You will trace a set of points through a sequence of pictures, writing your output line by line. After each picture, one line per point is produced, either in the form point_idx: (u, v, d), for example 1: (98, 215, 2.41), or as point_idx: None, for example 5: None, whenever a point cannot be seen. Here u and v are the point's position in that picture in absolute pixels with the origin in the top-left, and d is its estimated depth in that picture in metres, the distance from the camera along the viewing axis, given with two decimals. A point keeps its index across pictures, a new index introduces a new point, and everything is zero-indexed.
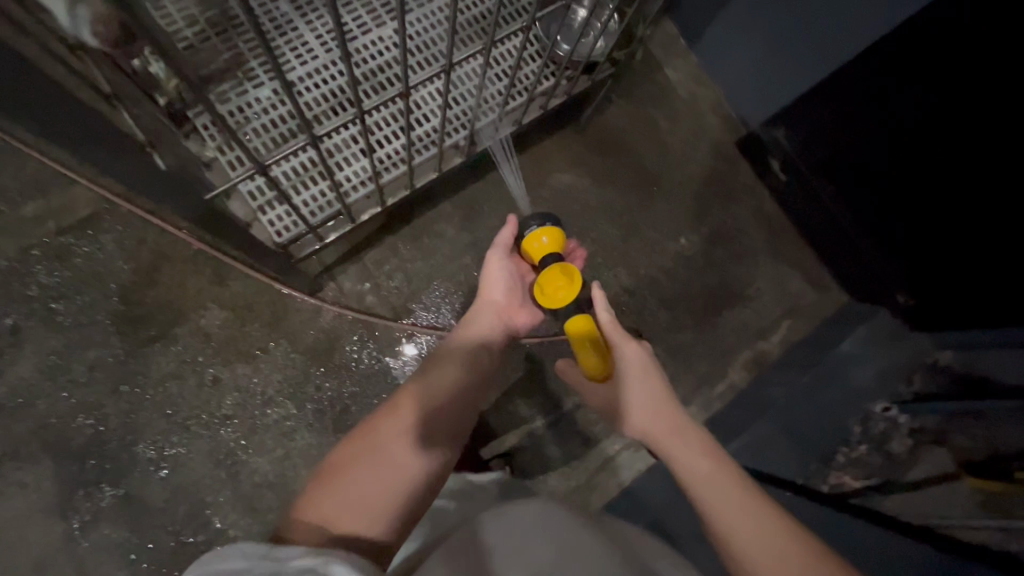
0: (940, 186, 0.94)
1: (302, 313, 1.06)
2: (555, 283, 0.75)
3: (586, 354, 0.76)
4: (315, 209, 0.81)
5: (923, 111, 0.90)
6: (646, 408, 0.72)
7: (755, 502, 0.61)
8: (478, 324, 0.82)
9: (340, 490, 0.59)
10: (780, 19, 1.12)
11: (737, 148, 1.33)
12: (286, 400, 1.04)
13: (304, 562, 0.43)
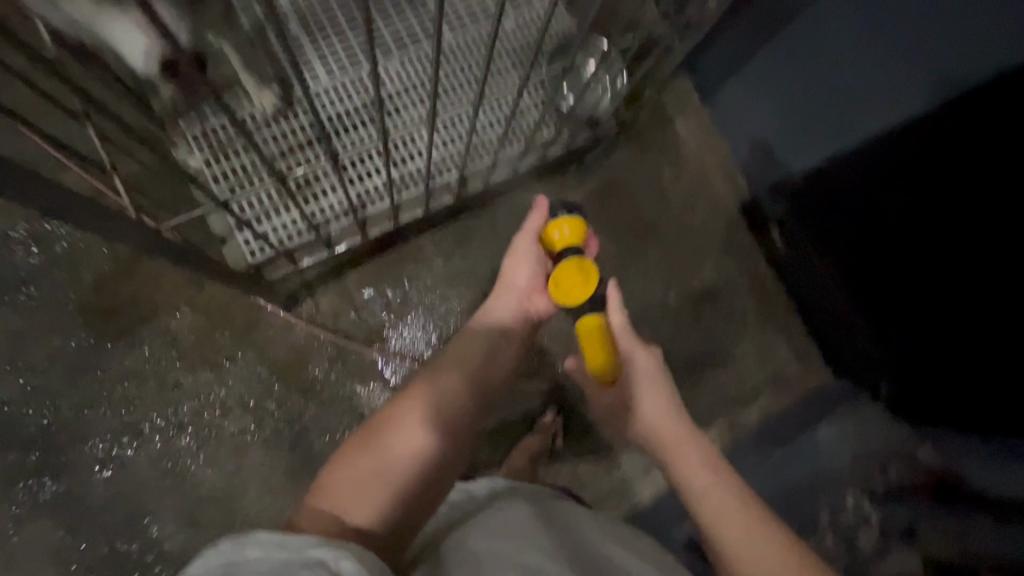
0: (938, 289, 0.91)
1: (275, 326, 1.05)
2: (572, 279, 0.73)
3: (596, 354, 0.73)
4: (293, 233, 0.80)
5: (927, 210, 0.88)
6: (657, 416, 0.69)
7: (751, 528, 0.57)
8: (497, 313, 0.80)
9: (341, 478, 0.61)
10: (791, 94, 1.10)
11: (739, 210, 1.31)
12: (244, 413, 1.02)
13: (316, 555, 0.46)
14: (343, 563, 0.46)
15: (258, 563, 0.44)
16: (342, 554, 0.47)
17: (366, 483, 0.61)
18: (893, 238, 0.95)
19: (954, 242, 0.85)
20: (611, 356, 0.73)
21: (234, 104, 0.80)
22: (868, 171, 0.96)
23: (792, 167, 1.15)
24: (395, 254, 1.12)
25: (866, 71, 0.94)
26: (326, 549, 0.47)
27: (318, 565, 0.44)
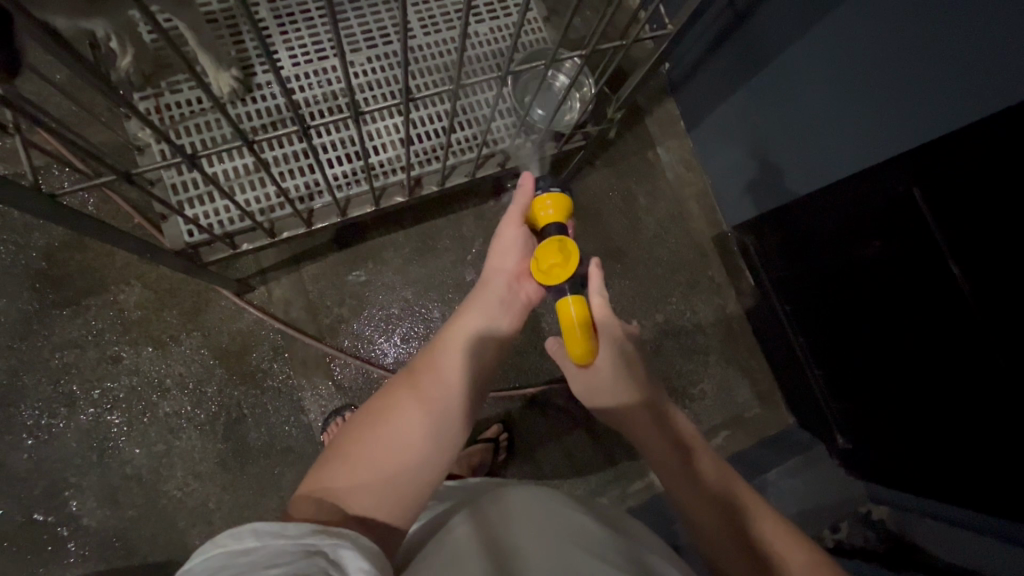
0: (897, 339, 0.89)
1: (224, 310, 1.04)
2: (551, 258, 0.68)
3: (578, 338, 0.67)
4: (233, 217, 0.80)
5: (885, 259, 0.87)
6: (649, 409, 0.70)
7: (751, 511, 0.61)
8: (483, 304, 0.75)
9: (335, 468, 0.58)
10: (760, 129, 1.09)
11: (714, 242, 1.29)
12: (182, 395, 1.01)
13: (315, 544, 0.43)
14: (343, 551, 0.44)
15: (262, 554, 0.42)
16: (341, 541, 0.45)
17: (368, 476, 0.57)
18: (857, 289, 0.94)
19: (918, 301, 0.83)
20: (588, 343, 0.68)
21: (191, 83, 0.80)
22: (833, 217, 0.95)
23: (764, 204, 1.14)
24: (356, 251, 1.11)
25: (830, 118, 0.92)
26: (325, 537, 0.45)
27: (317, 553, 0.42)
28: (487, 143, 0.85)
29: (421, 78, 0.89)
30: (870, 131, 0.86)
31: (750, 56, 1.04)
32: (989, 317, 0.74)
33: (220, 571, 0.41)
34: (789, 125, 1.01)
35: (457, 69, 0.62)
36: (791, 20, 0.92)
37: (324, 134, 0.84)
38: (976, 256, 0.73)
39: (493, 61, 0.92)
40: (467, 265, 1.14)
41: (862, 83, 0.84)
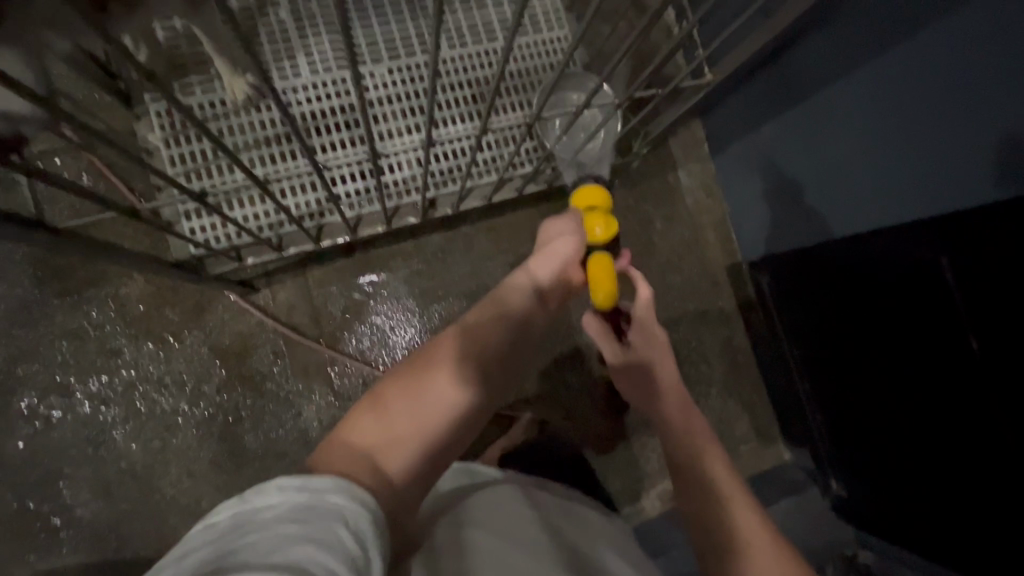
0: (900, 397, 0.88)
1: (227, 310, 1.02)
2: (596, 220, 0.81)
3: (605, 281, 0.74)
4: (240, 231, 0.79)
5: (899, 319, 0.85)
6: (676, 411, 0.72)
7: (728, 491, 0.65)
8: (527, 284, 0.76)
9: (376, 420, 0.58)
10: (786, 167, 1.05)
11: (728, 272, 1.27)
12: (179, 393, 1.00)
13: (338, 505, 0.46)
14: (360, 520, 0.46)
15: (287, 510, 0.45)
16: (363, 509, 0.47)
17: (408, 432, 0.58)
18: (871, 340, 0.91)
19: (932, 367, 0.81)
20: (612, 291, 0.74)
21: (205, 86, 0.78)
22: (847, 269, 0.92)
23: (782, 242, 1.11)
24: (364, 259, 1.09)
25: (862, 169, 0.89)
26: (348, 500, 0.47)
27: (338, 519, 0.45)
28: (505, 170, 0.83)
29: (442, 95, 0.86)
30: (902, 188, 0.82)
31: (785, 91, 0.99)
32: (1002, 388, 0.72)
33: (243, 524, 0.45)
34: (816, 168, 0.98)
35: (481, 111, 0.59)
36: (832, 62, 0.87)
37: (337, 148, 0.81)
38: (995, 331, 0.71)
39: (517, 81, 0.89)
40: (475, 280, 1.13)
41: (900, 139, 0.81)
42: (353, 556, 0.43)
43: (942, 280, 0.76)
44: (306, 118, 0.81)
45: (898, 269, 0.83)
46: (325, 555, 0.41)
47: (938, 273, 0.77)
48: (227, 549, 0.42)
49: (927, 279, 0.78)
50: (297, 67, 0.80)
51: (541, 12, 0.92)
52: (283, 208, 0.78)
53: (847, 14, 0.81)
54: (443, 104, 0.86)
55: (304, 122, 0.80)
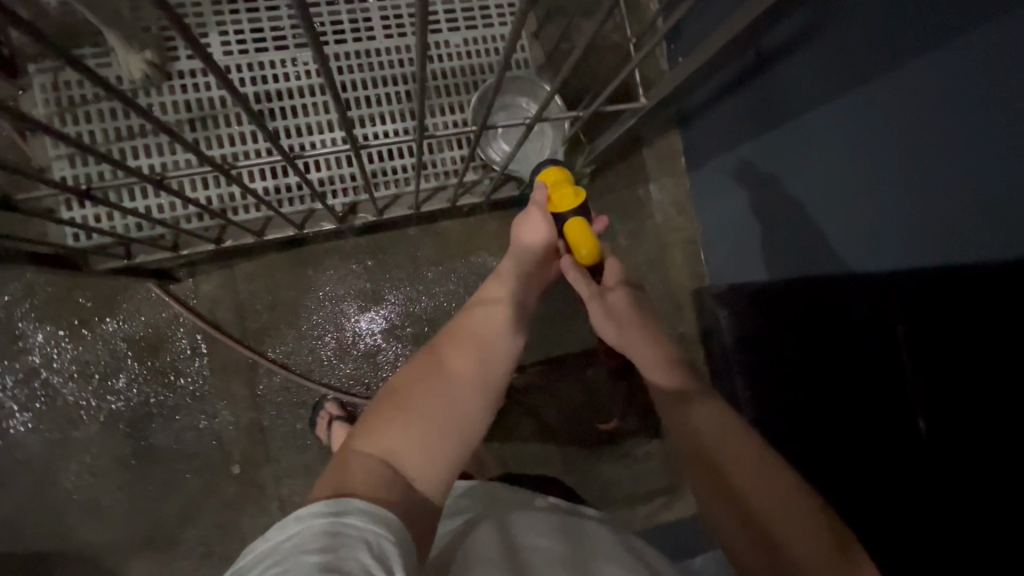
0: (845, 460, 0.81)
1: (142, 300, 0.96)
2: (564, 198, 0.74)
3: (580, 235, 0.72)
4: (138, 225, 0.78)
5: (852, 377, 0.78)
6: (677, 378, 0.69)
7: (775, 481, 0.58)
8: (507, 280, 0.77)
9: (390, 420, 0.61)
10: (756, 198, 0.95)
11: (692, 297, 1.18)
12: (87, 384, 0.94)
13: (359, 528, 0.46)
14: (383, 543, 0.46)
15: (307, 534, 0.45)
16: (382, 532, 0.47)
17: (420, 428, 0.61)
18: (823, 401, 0.84)
19: (881, 440, 0.75)
20: (595, 246, 0.72)
21: (100, 60, 0.74)
22: (804, 316, 0.86)
23: (749, 275, 1.02)
24: (298, 255, 1.01)
25: (804, 207, 0.84)
26: (368, 523, 0.47)
27: (361, 541, 0.45)
28: (422, 179, 0.78)
29: (368, 91, 0.81)
30: (837, 233, 0.78)
31: (757, 115, 0.88)
32: (943, 469, 0.66)
33: (267, 557, 0.44)
34: (781, 201, 0.88)
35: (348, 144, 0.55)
36: (807, 87, 0.76)
37: (250, 141, 0.78)
38: (947, 412, 0.64)
39: (451, 81, 0.85)
40: (414, 285, 1.05)
41: (840, 182, 0.75)
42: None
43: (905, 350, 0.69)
44: (209, 107, 0.77)
45: (862, 331, 0.75)
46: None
47: (903, 342, 0.69)
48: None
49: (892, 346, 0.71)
50: (210, 49, 0.78)
51: (490, 5, 0.86)
52: (182, 203, 0.76)
53: (827, 33, 0.69)
54: (367, 101, 0.82)
55: (213, 108, 0.77)
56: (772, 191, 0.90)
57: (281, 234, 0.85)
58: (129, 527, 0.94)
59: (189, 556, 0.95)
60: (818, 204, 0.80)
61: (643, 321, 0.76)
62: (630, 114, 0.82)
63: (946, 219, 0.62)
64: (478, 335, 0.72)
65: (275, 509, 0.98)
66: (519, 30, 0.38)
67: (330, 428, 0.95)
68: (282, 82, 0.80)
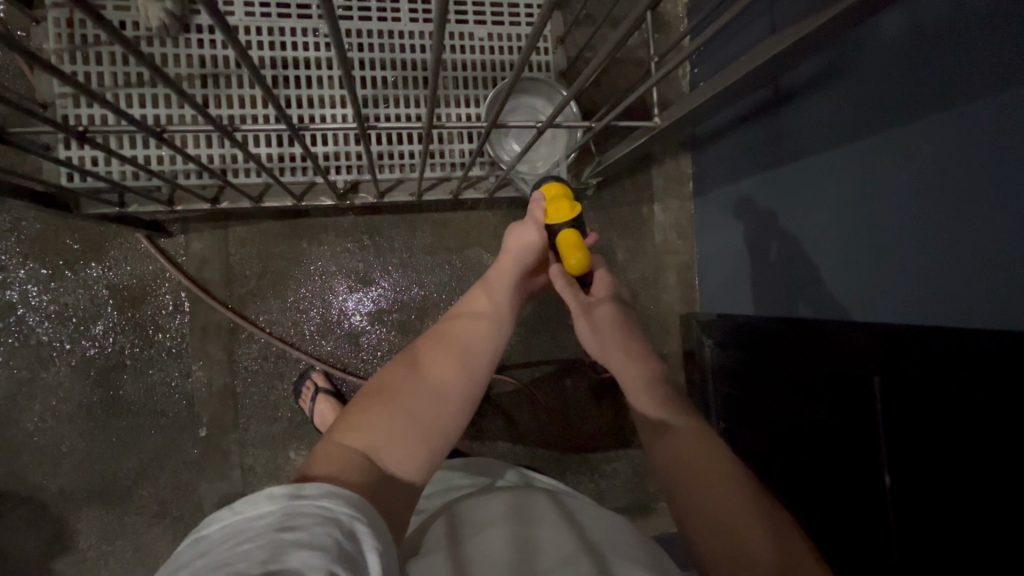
0: (805, 503, 0.83)
1: (130, 250, 0.95)
2: (562, 208, 0.72)
3: (572, 249, 0.71)
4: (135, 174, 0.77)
5: (819, 426, 0.79)
6: (656, 391, 0.71)
7: (735, 489, 0.59)
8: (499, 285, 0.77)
9: (375, 416, 0.62)
10: (750, 233, 0.96)
11: (680, 321, 1.17)
12: (62, 327, 0.93)
13: (331, 510, 0.45)
14: (356, 524, 0.45)
15: (278, 515, 0.43)
16: (356, 513, 0.47)
17: (404, 425, 0.62)
18: (789, 446, 0.85)
19: (842, 489, 0.76)
20: (585, 254, 0.71)
21: (118, 4, 0.73)
22: (781, 358, 0.87)
23: (739, 307, 1.02)
24: (294, 227, 1.01)
25: (802, 246, 0.83)
26: (342, 505, 0.47)
27: (334, 521, 0.44)
28: (428, 169, 0.78)
29: (385, 71, 0.81)
30: (830, 276, 0.79)
31: (766, 150, 0.89)
32: (900, 526, 0.67)
33: (236, 534, 0.42)
34: (772, 240, 0.90)
35: (357, 126, 0.54)
36: (813, 129, 0.77)
37: (259, 106, 0.77)
38: (912, 474, 0.65)
39: (471, 74, 0.84)
40: (405, 272, 1.04)
41: (836, 229, 0.76)
42: (353, 559, 0.41)
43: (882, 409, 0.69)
44: (225, 66, 0.77)
45: (840, 382, 0.76)
46: (321, 557, 0.39)
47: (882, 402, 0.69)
48: (219, 560, 0.39)
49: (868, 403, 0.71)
50: (231, 8, 0.77)
51: (520, 4, 0.86)
52: (183, 159, 0.75)
53: (841, 80, 0.71)
54: (384, 80, 0.81)
55: (228, 68, 0.77)
56: (764, 229, 0.92)
57: (277, 205, 0.84)
58: (86, 475, 0.93)
59: (143, 512, 0.95)
60: (808, 247, 0.82)
61: (629, 336, 0.79)
62: (642, 132, 0.82)
63: (929, 280, 0.64)
64: (466, 338, 0.72)
65: (236, 476, 0.98)
66: (540, 34, 0.38)
67: (314, 400, 0.96)
68: (300, 51, 0.79)
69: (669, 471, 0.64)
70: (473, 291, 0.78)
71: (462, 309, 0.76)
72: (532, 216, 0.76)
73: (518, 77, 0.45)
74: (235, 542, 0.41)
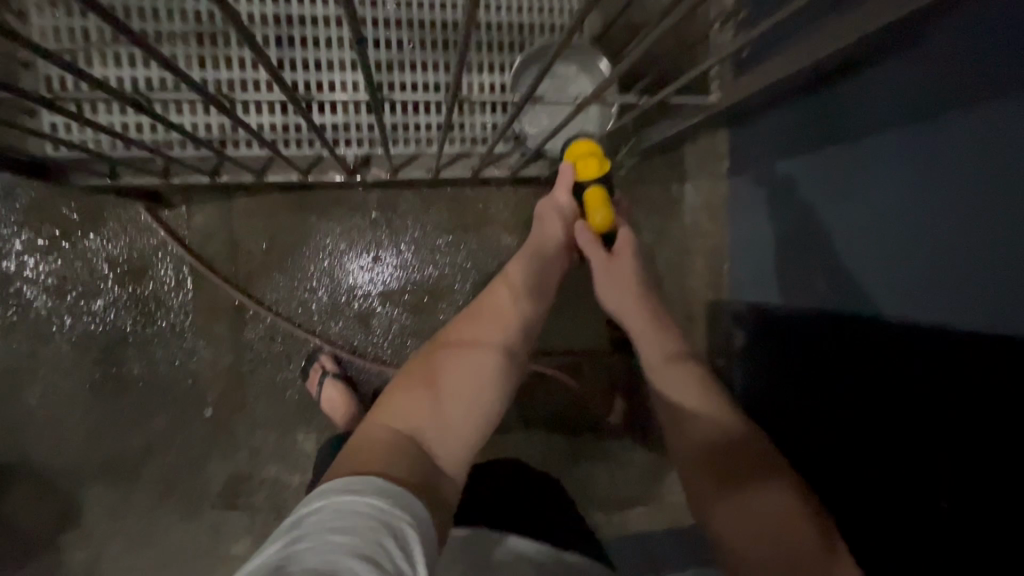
0: (841, 501, 0.79)
1: (129, 221, 0.90)
2: (589, 167, 0.67)
3: (598, 205, 0.66)
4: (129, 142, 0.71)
5: (864, 428, 0.75)
6: (683, 389, 0.64)
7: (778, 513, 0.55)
8: (540, 254, 0.69)
9: (411, 398, 0.59)
10: (783, 219, 0.87)
11: (706, 311, 1.08)
12: (62, 301, 0.89)
13: (380, 510, 0.44)
14: (406, 530, 0.44)
15: (330, 512, 0.43)
16: (406, 516, 0.45)
17: (443, 407, 0.59)
18: (825, 453, 0.81)
19: (884, 502, 0.73)
20: (610, 210, 0.67)
21: None
22: (819, 358, 0.80)
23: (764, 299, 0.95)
24: (301, 200, 0.94)
25: (846, 241, 0.76)
26: (391, 506, 0.45)
27: (383, 525, 0.43)
28: (448, 146, 0.71)
29: (399, 32, 0.72)
30: (874, 280, 0.72)
31: (811, 127, 0.78)
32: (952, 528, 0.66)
33: (294, 527, 0.43)
34: (811, 229, 0.82)
35: (371, 100, 0.47)
36: (872, 107, 0.68)
37: (262, 70, 0.71)
38: (974, 478, 0.63)
39: (496, 36, 0.76)
40: (419, 252, 0.98)
41: (895, 223, 0.68)
42: (399, 569, 0.39)
43: (940, 425, 0.65)
44: (224, 23, 0.69)
45: (886, 393, 0.71)
46: (365, 568, 0.37)
47: (941, 420, 0.65)
48: (273, 556, 0.40)
49: (922, 417, 0.67)
50: None
51: None
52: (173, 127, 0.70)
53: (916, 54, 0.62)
54: (395, 43, 0.72)
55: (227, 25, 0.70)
56: (801, 216, 0.83)
57: (283, 181, 0.79)
58: (91, 452, 0.92)
59: (150, 490, 0.93)
60: (856, 240, 0.74)
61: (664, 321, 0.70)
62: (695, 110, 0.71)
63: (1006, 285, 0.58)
64: (505, 314, 0.66)
65: (243, 458, 0.96)
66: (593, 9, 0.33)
67: (322, 383, 0.93)
68: (308, 5, 0.71)
69: (699, 484, 0.60)
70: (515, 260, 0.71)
71: (502, 281, 0.69)
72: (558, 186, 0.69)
73: (566, 41, 0.38)
74: (289, 537, 0.41)
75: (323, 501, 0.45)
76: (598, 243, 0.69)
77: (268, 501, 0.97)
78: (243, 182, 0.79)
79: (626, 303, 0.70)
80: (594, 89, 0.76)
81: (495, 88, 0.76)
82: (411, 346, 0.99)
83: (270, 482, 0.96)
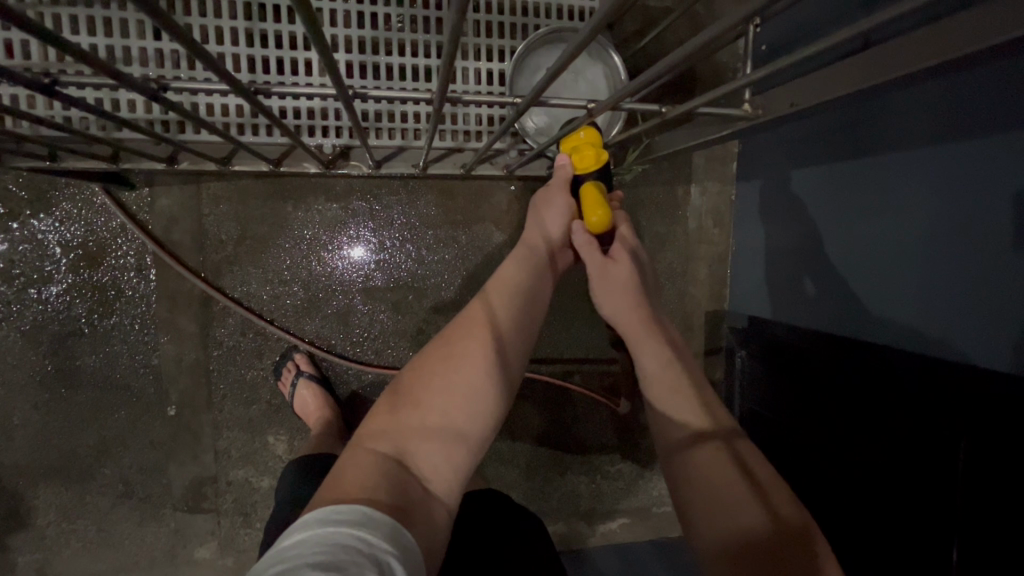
0: (846, 536, 0.75)
1: (86, 202, 0.82)
2: (587, 159, 0.60)
3: (592, 205, 0.60)
4: (87, 120, 0.65)
5: (871, 462, 0.70)
6: (690, 411, 0.56)
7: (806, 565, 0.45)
8: (535, 255, 0.63)
9: (389, 416, 0.52)
10: (793, 233, 0.82)
11: (706, 319, 1.02)
12: (8, 287, 0.81)
13: (364, 544, 0.40)
14: (393, 565, 0.39)
15: (311, 546, 0.39)
16: (394, 552, 0.40)
17: (425, 425, 0.51)
18: (824, 485, 0.78)
19: (889, 541, 0.69)
20: (608, 211, 0.60)
21: None
22: (826, 382, 0.76)
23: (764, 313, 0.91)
24: (278, 187, 0.86)
25: (851, 260, 0.72)
26: (378, 538, 0.41)
27: (369, 560, 0.38)
28: (438, 143, 0.65)
29: (387, 8, 0.65)
30: (875, 302, 0.69)
31: (829, 140, 0.73)
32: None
33: (274, 560, 0.39)
34: (819, 246, 0.77)
35: (339, 93, 0.41)
36: (893, 123, 0.63)
37: (228, 42, 0.63)
38: (988, 524, 0.58)
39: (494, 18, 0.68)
40: (404, 246, 0.91)
41: (912, 248, 0.63)
42: None
43: (943, 464, 0.62)
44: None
45: (886, 424, 0.68)
46: None
47: (942, 451, 0.62)
48: None
49: (925, 453, 0.64)
50: None
51: None
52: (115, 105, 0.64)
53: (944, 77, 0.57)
54: (381, 20, 0.65)
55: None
56: (809, 231, 0.78)
57: (253, 169, 0.72)
58: (41, 451, 0.85)
59: (107, 491, 0.88)
60: (869, 263, 0.69)
61: (668, 332, 0.63)
62: (710, 121, 0.64)
63: None
64: (494, 317, 0.57)
65: (208, 460, 0.89)
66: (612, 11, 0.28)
67: (296, 385, 0.86)
68: None
69: (713, 534, 0.48)
70: (509, 256, 0.63)
71: (494, 280, 0.61)
72: (554, 182, 0.63)
73: (587, 40, 0.31)
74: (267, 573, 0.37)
75: (304, 531, 0.41)
76: (594, 244, 0.63)
77: (236, 505, 0.91)
78: (208, 168, 0.72)
79: (622, 303, 0.62)
80: (600, 84, 0.70)
81: (492, 78, 0.70)
82: (392, 347, 0.93)
83: (237, 485, 0.91)
